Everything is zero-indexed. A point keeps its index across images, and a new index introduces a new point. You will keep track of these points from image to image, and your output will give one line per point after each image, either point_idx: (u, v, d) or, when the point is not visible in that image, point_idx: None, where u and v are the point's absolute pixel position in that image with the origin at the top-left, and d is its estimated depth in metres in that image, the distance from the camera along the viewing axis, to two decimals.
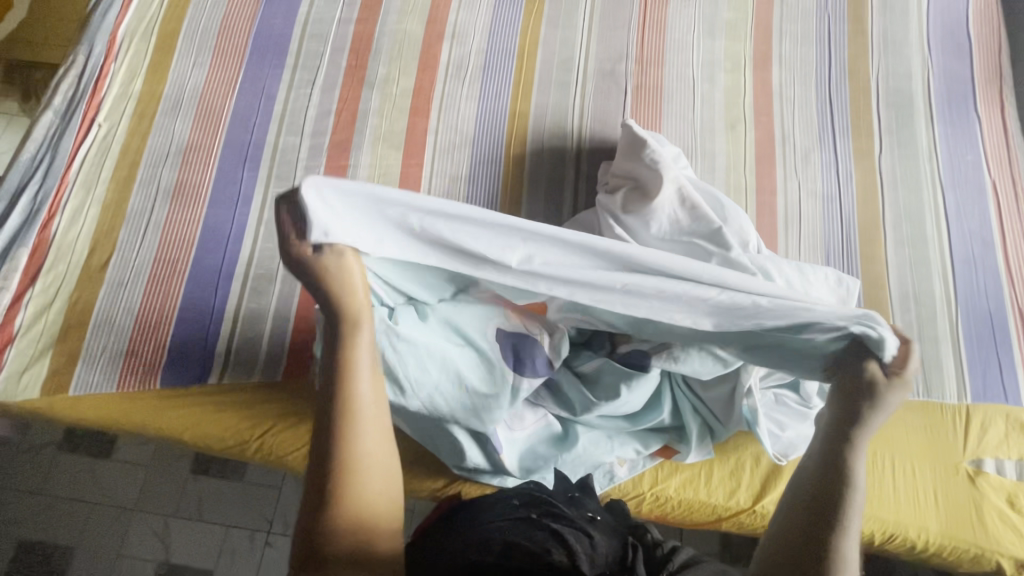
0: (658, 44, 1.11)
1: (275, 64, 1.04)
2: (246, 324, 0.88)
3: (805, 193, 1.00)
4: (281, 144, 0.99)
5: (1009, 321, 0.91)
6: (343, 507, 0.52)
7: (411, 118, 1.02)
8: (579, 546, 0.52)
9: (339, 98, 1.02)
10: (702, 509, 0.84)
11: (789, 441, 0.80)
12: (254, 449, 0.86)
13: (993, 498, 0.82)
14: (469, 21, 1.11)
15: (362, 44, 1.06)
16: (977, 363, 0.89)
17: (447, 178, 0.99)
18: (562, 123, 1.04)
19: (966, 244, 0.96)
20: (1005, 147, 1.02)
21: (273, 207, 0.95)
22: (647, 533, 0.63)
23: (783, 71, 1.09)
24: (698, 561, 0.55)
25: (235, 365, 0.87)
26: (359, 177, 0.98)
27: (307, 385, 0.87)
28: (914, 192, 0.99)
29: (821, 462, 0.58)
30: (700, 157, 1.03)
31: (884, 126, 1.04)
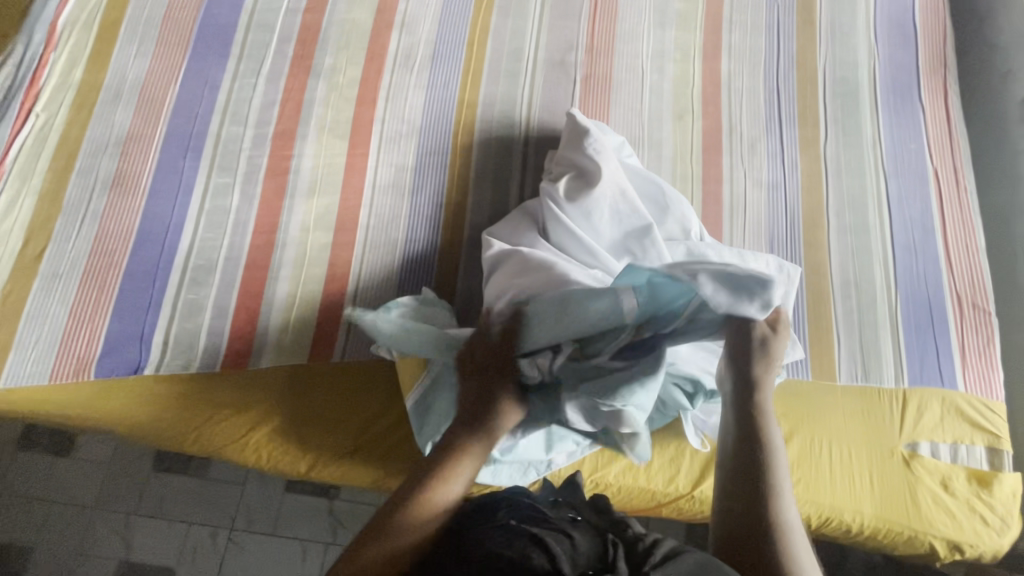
0: (608, 34, 1.11)
1: (219, 54, 1.02)
2: (184, 315, 0.87)
3: (750, 182, 1.01)
4: (224, 135, 0.98)
5: (947, 307, 0.92)
6: (411, 512, 0.58)
7: (357, 108, 1.01)
8: (558, 548, 0.47)
9: (284, 88, 1.01)
10: (642, 495, 0.85)
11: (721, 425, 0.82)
12: (192, 441, 0.85)
13: (927, 481, 0.83)
14: (419, 11, 1.10)
15: (309, 34, 1.06)
16: (915, 348, 0.89)
17: (393, 168, 0.99)
18: (510, 112, 1.04)
19: (907, 231, 0.97)
20: (947, 136, 1.03)
21: (215, 198, 0.94)
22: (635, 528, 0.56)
23: (732, 60, 1.09)
24: (680, 553, 0.50)
25: (173, 357, 0.86)
26: (303, 167, 0.97)
27: (246, 376, 0.87)
28: (857, 180, 1.00)
29: (743, 467, 0.60)
30: (648, 147, 1.03)
31: (830, 116, 1.05)
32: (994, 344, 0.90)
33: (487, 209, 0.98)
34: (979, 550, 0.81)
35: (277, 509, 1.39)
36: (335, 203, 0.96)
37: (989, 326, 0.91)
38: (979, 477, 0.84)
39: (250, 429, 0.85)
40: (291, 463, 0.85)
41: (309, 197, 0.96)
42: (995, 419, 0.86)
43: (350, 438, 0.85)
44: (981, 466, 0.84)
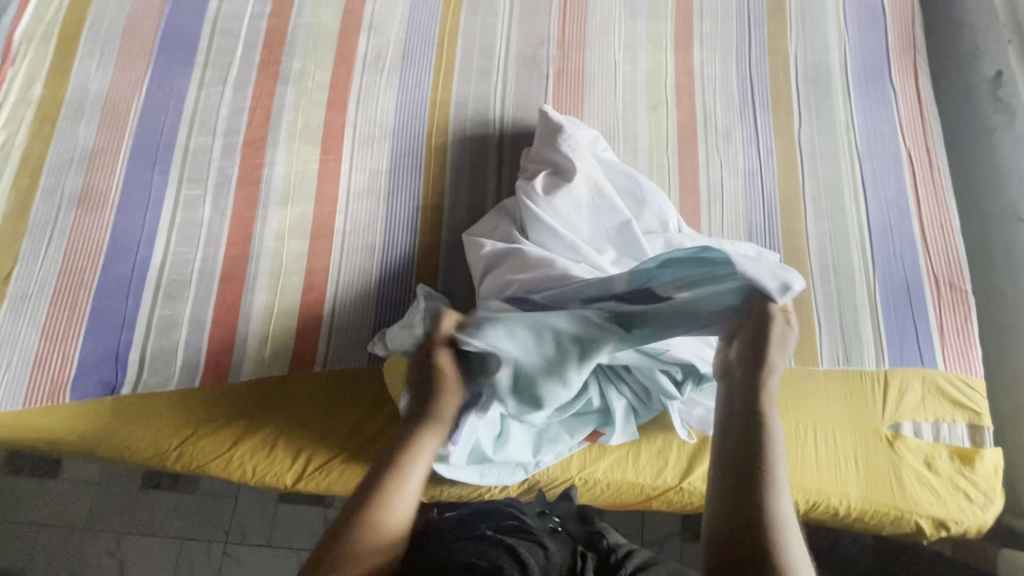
0: (579, 27, 1.10)
1: (184, 62, 1.00)
2: (160, 332, 0.86)
3: (726, 171, 1.01)
4: (193, 145, 0.96)
5: (924, 287, 0.93)
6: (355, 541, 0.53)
7: (328, 113, 1.00)
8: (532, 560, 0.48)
9: (252, 95, 1.00)
10: (632, 489, 0.85)
11: (705, 417, 0.81)
12: (173, 459, 0.84)
13: (911, 460, 0.84)
14: (387, 11, 1.09)
15: (276, 39, 1.04)
16: (894, 330, 0.90)
17: (367, 173, 0.98)
18: (484, 111, 1.03)
19: (883, 213, 0.97)
20: (920, 116, 1.04)
21: (186, 210, 0.92)
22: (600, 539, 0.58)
23: (704, 49, 1.09)
24: (652, 564, 0.53)
25: (150, 374, 0.84)
26: (275, 176, 0.95)
27: (227, 391, 0.85)
28: (832, 164, 1.00)
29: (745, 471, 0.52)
30: (623, 139, 1.03)
31: (803, 101, 1.05)
32: (972, 321, 0.91)
33: (464, 209, 0.97)
34: (964, 526, 0.82)
35: (271, 520, 1.37)
36: (310, 211, 0.94)
37: (967, 304, 0.92)
38: (961, 454, 0.85)
39: (233, 443, 0.83)
40: (276, 476, 0.84)
41: (283, 205, 0.94)
42: (975, 395, 0.87)
43: (336, 448, 0.84)
44: (963, 443, 0.85)
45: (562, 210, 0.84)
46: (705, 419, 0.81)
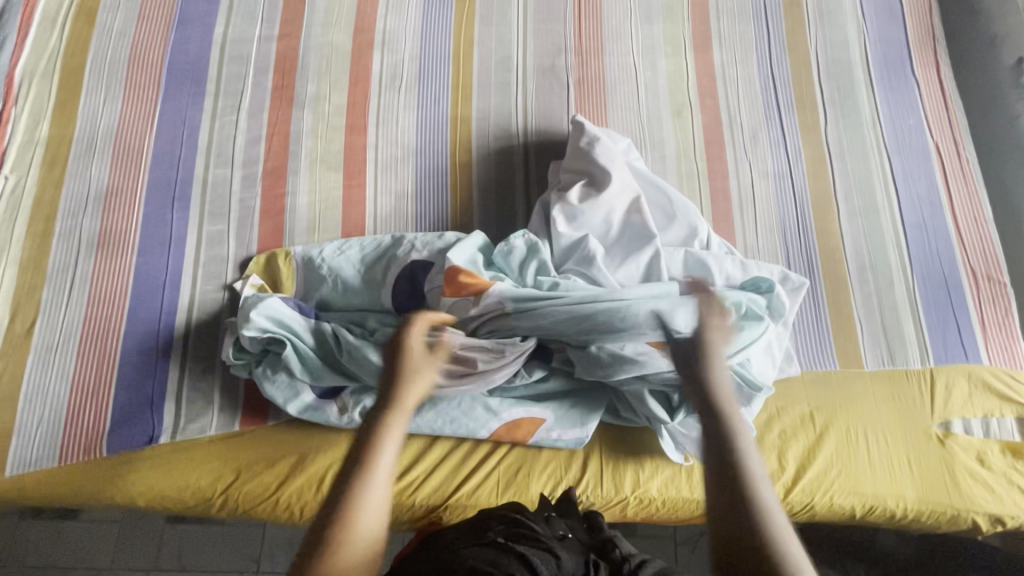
0: (596, 34, 1.08)
1: (194, 92, 0.97)
2: (194, 375, 0.83)
3: (756, 174, 0.99)
4: (211, 178, 0.92)
5: (962, 281, 0.92)
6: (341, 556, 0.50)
7: (348, 136, 0.97)
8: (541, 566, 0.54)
9: (268, 122, 0.96)
10: (686, 506, 0.83)
11: (701, 439, 0.81)
12: (218, 506, 0.81)
13: (964, 458, 0.84)
14: (399, 27, 1.06)
15: (287, 62, 1.01)
16: (936, 327, 0.90)
17: (392, 196, 0.95)
18: (506, 125, 1.01)
19: (915, 208, 0.97)
20: (944, 107, 1.03)
21: (210, 247, 0.89)
22: (614, 548, 0.62)
23: (724, 50, 1.07)
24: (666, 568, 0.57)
25: (188, 421, 0.81)
26: (299, 205, 0.93)
27: (270, 431, 0.83)
28: (861, 162, 1.00)
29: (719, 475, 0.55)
30: (650, 147, 1.01)
31: (827, 98, 1.04)
32: (1012, 314, 0.91)
33: (495, 228, 0.95)
34: (1020, 520, 0.82)
35: None
36: (338, 239, 0.92)
37: (1006, 297, 0.92)
38: (1012, 448, 0.85)
39: (278, 486, 0.80)
40: None
41: (309, 234, 0.91)
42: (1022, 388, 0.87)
43: None
44: (1013, 437, 0.85)
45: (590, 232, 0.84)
46: (702, 444, 0.81)
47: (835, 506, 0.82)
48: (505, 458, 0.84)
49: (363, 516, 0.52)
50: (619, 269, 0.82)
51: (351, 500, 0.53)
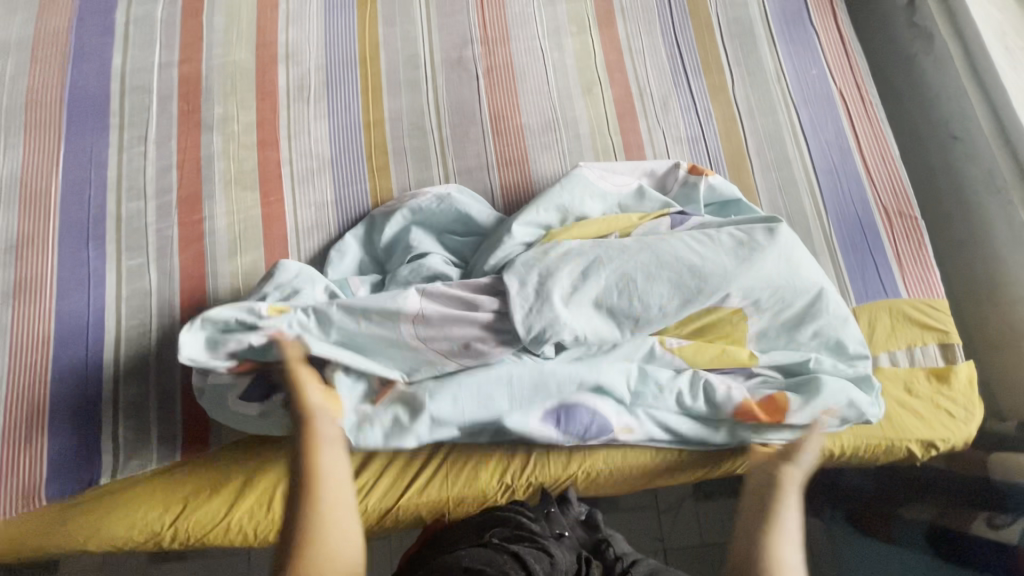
0: (500, 22, 1.08)
1: (98, 127, 0.95)
2: (129, 411, 0.82)
3: (671, 140, 1.01)
4: (125, 213, 0.91)
5: (876, 220, 0.95)
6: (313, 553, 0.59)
7: (261, 153, 0.97)
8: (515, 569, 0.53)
9: (177, 149, 0.95)
10: (634, 473, 0.85)
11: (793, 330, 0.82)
12: (169, 539, 0.80)
13: (892, 390, 0.86)
14: (302, 37, 1.05)
15: (190, 86, 0.99)
16: (855, 268, 0.92)
17: (313, 208, 0.95)
18: (419, 122, 1.01)
19: (826, 155, 0.99)
20: (844, 53, 1.06)
21: (131, 282, 0.88)
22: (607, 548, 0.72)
23: (628, 23, 1.09)
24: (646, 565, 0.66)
25: (128, 458, 0.81)
26: (218, 228, 0.92)
27: (214, 457, 0.83)
28: (770, 117, 1.02)
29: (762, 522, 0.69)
30: (564, 127, 1.01)
31: (732, 57, 1.06)
32: (925, 245, 0.94)
33: None
34: (951, 443, 0.85)
35: None
36: (261, 257, 0.91)
37: (918, 231, 0.95)
38: (937, 373, 0.88)
39: (230, 508, 0.81)
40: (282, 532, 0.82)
41: (232, 257, 0.91)
42: (941, 316, 0.90)
43: None
44: (936, 363, 0.88)
45: (532, 220, 0.88)
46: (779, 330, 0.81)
47: None
48: (451, 451, 0.85)
49: (334, 512, 0.63)
50: (644, 201, 0.92)
51: (320, 508, 0.63)
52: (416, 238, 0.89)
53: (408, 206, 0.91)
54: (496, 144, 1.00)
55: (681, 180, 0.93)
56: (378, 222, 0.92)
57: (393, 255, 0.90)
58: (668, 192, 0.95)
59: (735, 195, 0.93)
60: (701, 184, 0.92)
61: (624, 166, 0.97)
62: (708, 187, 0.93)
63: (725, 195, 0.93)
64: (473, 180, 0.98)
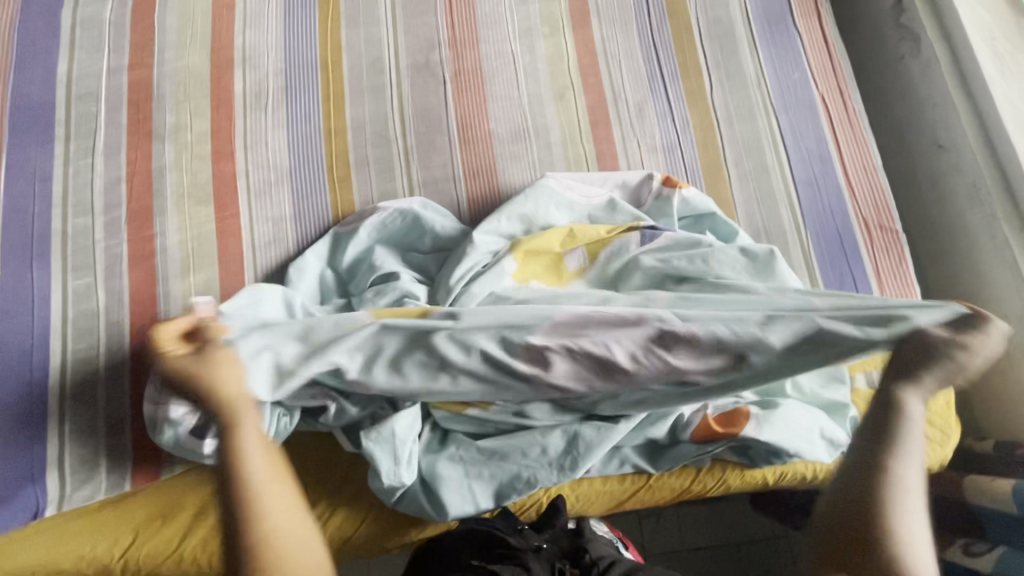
0: (469, 24, 1.03)
1: (42, 137, 0.91)
2: (76, 440, 0.79)
3: (645, 149, 0.97)
4: (72, 230, 0.87)
5: (856, 234, 0.92)
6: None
7: (215, 165, 0.92)
8: None
9: (126, 161, 0.91)
10: (602, 498, 0.83)
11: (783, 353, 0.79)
12: (119, 571, 0.78)
13: (867, 412, 0.84)
14: (260, 39, 1.00)
15: (141, 93, 0.95)
16: (834, 284, 0.89)
17: (269, 223, 0.91)
18: (383, 131, 0.97)
19: (806, 165, 0.95)
20: (827, 56, 1.02)
21: (78, 303, 0.84)
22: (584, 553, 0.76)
23: (603, 23, 1.04)
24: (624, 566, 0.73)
25: (76, 488, 0.78)
26: (170, 245, 0.88)
27: (164, 485, 0.80)
28: (749, 124, 0.98)
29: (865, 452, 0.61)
30: (535, 136, 0.97)
31: (712, 61, 1.01)
32: (906, 260, 0.91)
33: None
34: None
35: None
36: (215, 275, 0.87)
37: (899, 245, 0.92)
38: None
39: (178, 542, 0.78)
40: None
41: (184, 276, 0.87)
42: None
43: None
44: None
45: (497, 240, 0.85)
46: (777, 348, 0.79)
47: (747, 476, 0.83)
48: None
49: (270, 517, 0.57)
50: (616, 214, 0.89)
51: (253, 520, 0.57)
52: (377, 260, 0.85)
53: (366, 224, 0.87)
54: (464, 154, 0.96)
55: (654, 193, 0.90)
56: (341, 240, 0.88)
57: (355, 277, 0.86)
58: (641, 206, 0.91)
59: (711, 207, 0.89)
60: (674, 197, 0.88)
61: (596, 177, 0.93)
62: (681, 201, 0.89)
63: (699, 208, 0.89)
64: (438, 192, 0.94)
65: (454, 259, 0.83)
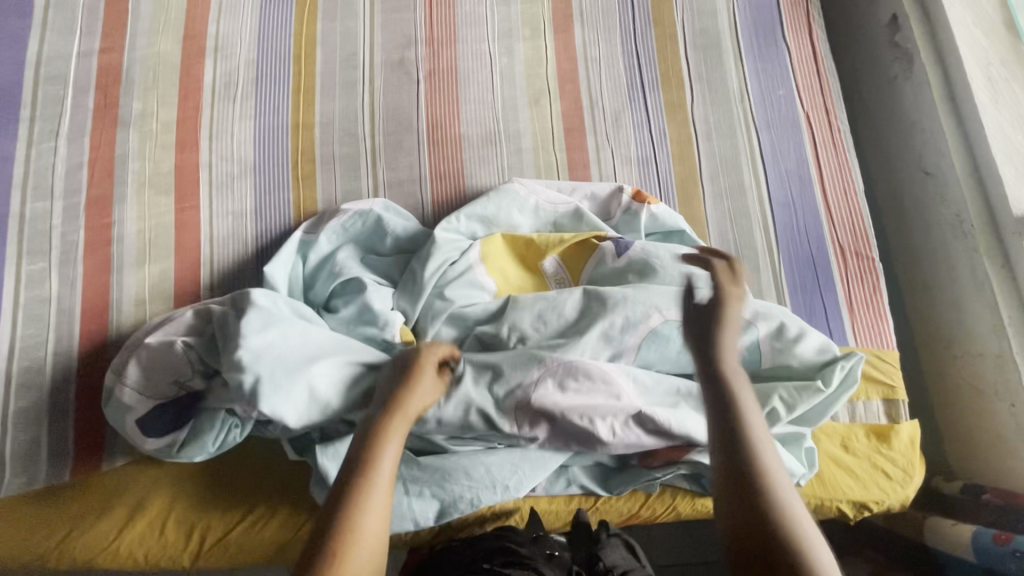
0: (447, 22, 1.01)
1: (7, 118, 0.90)
2: (17, 426, 0.79)
3: (619, 160, 0.94)
4: (29, 213, 0.86)
5: (830, 259, 0.88)
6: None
7: (179, 154, 0.91)
8: None
9: (90, 147, 0.90)
10: (547, 516, 0.79)
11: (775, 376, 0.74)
12: (55, 560, 0.78)
13: (828, 445, 0.80)
14: (234, 29, 0.98)
15: (109, 77, 0.93)
16: (803, 311, 0.86)
17: (229, 217, 0.89)
18: (352, 128, 0.95)
19: (784, 185, 0.92)
20: (815, 73, 0.98)
21: (30, 287, 0.84)
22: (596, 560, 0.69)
23: (585, 28, 1.01)
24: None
25: (14, 475, 0.77)
26: (127, 234, 0.87)
27: (102, 477, 0.79)
28: (728, 140, 0.94)
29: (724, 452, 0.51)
30: (506, 141, 0.95)
31: (694, 72, 0.98)
32: (880, 290, 0.88)
33: None
34: (886, 505, 0.79)
35: None
36: (170, 267, 0.86)
37: (875, 274, 0.88)
38: (878, 432, 0.81)
39: (116, 534, 0.78)
40: (170, 559, 0.79)
41: (139, 266, 0.86)
42: (889, 368, 0.84)
43: (228, 521, 0.79)
44: (879, 420, 0.82)
45: (459, 248, 0.83)
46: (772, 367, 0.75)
47: (698, 504, 0.80)
48: None
49: (366, 519, 0.56)
50: (584, 225, 0.86)
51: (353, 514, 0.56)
52: (339, 262, 0.83)
53: (326, 230, 0.84)
54: (432, 155, 0.93)
55: (623, 206, 0.87)
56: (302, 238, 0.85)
57: (315, 280, 0.83)
58: (610, 219, 0.89)
59: (680, 224, 0.86)
60: (642, 213, 0.86)
61: (565, 186, 0.90)
62: (649, 216, 0.86)
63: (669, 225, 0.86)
64: (403, 194, 0.92)
65: (418, 260, 0.82)
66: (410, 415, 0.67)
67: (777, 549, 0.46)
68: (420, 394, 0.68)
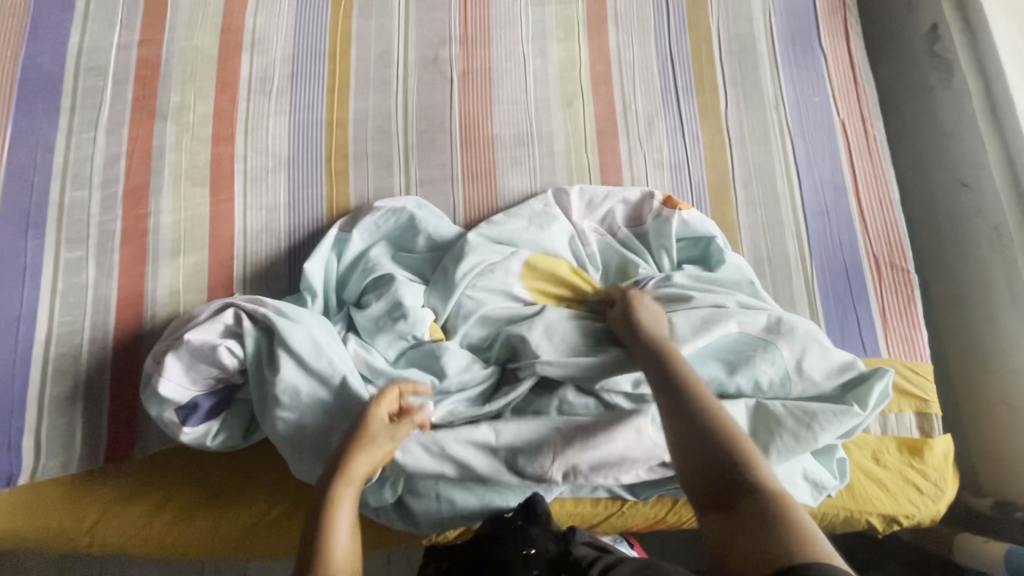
0: (482, 22, 1.01)
1: (48, 108, 0.91)
2: (53, 412, 0.80)
3: (651, 165, 0.94)
4: (68, 202, 0.88)
5: (864, 270, 0.88)
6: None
7: (215, 148, 0.92)
8: None
9: (128, 138, 0.91)
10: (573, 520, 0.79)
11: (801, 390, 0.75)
12: (88, 545, 0.79)
13: (859, 457, 0.80)
14: (271, 24, 0.99)
15: (148, 70, 0.95)
16: (835, 321, 0.85)
17: (263, 210, 0.90)
18: (385, 126, 0.95)
19: (818, 194, 0.91)
20: (852, 81, 0.97)
21: (68, 275, 0.85)
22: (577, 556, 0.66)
23: (620, 31, 1.01)
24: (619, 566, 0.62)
25: (48, 458, 0.79)
26: (163, 226, 0.88)
27: (133, 464, 0.80)
28: (762, 147, 0.94)
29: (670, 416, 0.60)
30: (538, 142, 0.95)
31: (729, 78, 0.97)
32: (915, 303, 0.87)
33: None
34: (917, 520, 0.79)
35: None
36: (204, 259, 0.87)
37: (909, 286, 0.87)
38: (910, 445, 0.81)
39: (146, 521, 0.78)
40: (199, 547, 0.79)
41: (174, 257, 0.87)
42: (922, 382, 0.83)
43: (255, 513, 0.79)
44: (911, 434, 0.81)
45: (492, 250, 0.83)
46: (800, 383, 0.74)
47: None
48: None
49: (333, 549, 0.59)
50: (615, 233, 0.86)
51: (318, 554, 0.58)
52: (372, 259, 0.83)
53: (360, 227, 0.84)
54: (465, 155, 0.94)
55: (655, 211, 0.87)
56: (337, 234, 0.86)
57: (347, 276, 0.83)
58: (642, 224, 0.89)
59: (713, 232, 0.86)
60: (674, 218, 0.85)
61: (597, 190, 0.90)
62: (681, 222, 0.86)
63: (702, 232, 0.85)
64: (435, 193, 0.92)
65: (451, 260, 0.82)
66: (370, 449, 0.65)
67: (732, 472, 0.53)
68: (380, 432, 0.66)
